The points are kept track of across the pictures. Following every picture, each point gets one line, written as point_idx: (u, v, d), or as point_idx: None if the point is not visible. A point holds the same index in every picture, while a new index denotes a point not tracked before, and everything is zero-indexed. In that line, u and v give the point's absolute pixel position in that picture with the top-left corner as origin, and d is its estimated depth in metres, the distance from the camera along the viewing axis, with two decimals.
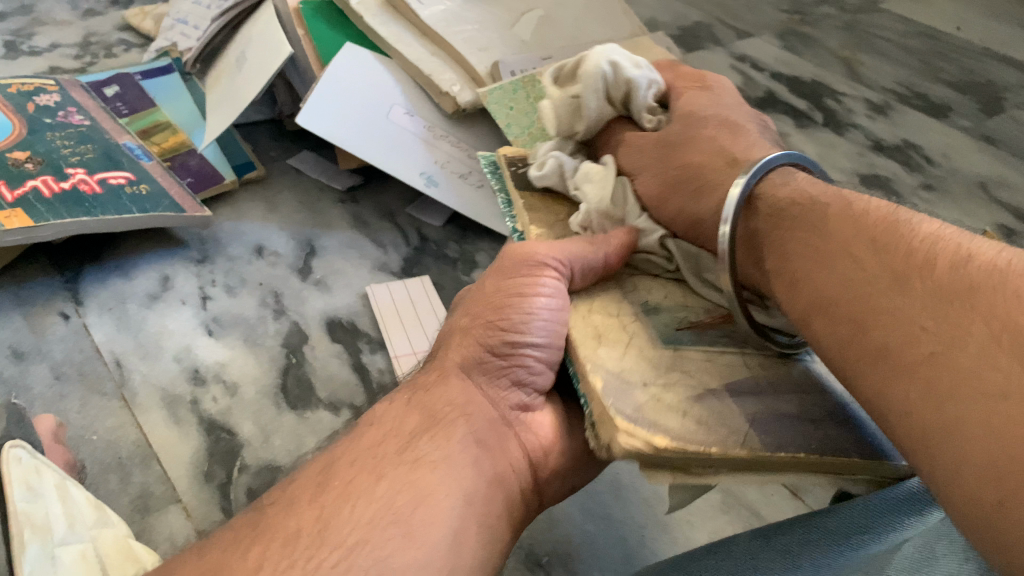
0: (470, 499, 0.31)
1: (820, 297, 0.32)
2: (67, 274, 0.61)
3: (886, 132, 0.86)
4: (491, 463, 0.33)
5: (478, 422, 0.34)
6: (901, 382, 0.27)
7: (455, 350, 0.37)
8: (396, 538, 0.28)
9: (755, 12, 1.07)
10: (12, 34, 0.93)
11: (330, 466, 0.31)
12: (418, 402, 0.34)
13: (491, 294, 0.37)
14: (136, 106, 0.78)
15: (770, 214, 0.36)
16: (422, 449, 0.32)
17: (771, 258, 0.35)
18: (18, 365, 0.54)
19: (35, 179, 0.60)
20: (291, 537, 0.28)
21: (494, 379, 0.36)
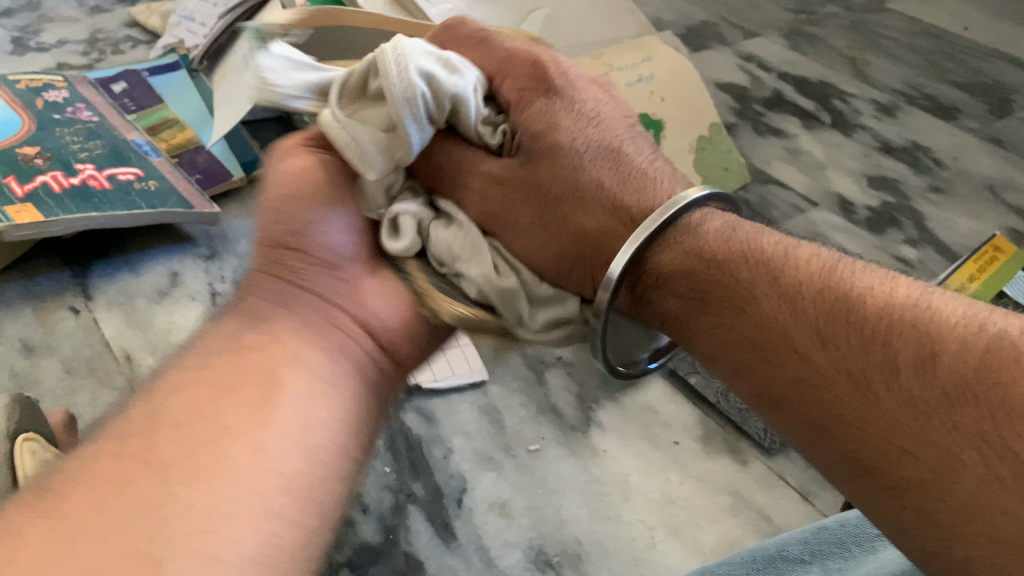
0: (309, 372, 0.33)
1: (765, 376, 0.30)
2: (77, 270, 0.61)
3: (893, 133, 0.85)
4: (334, 344, 0.35)
5: (303, 319, 0.35)
6: (888, 503, 0.26)
7: (255, 255, 0.36)
8: (213, 476, 0.28)
9: (761, 11, 1.07)
10: (19, 30, 0.93)
11: (172, 397, 0.31)
12: (241, 312, 0.35)
13: (272, 188, 0.35)
14: (143, 103, 0.78)
15: (687, 292, 0.32)
16: (266, 353, 0.33)
17: (699, 339, 0.32)
18: (28, 361, 0.54)
19: (45, 174, 0.60)
20: (154, 460, 0.28)
21: (304, 261, 0.35)
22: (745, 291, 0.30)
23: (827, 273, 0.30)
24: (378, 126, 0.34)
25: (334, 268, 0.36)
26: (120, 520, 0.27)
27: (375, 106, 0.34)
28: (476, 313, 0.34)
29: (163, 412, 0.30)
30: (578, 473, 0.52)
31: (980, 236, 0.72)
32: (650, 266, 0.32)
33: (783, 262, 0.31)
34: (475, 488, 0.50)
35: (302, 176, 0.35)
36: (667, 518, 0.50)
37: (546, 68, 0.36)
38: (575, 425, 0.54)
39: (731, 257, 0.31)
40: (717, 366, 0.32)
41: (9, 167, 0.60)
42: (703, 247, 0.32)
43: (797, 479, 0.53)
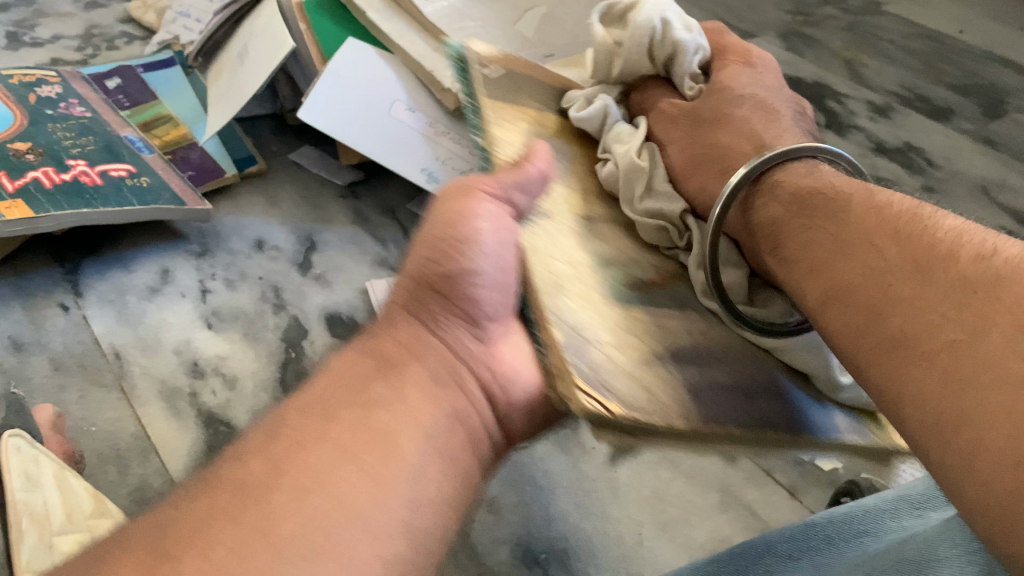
0: (433, 442, 0.28)
1: (826, 278, 0.32)
2: (67, 266, 0.61)
3: (888, 135, 0.86)
4: (450, 400, 0.30)
5: (429, 360, 0.30)
6: (911, 371, 0.27)
7: (396, 292, 0.32)
8: (343, 519, 0.24)
9: (758, 11, 1.07)
10: (14, 25, 0.93)
11: (276, 426, 0.27)
12: (367, 348, 0.30)
13: (436, 225, 0.31)
14: (137, 99, 0.78)
15: (789, 202, 0.36)
16: (377, 390, 0.28)
17: (787, 246, 0.35)
18: (18, 357, 0.54)
19: (36, 170, 0.60)
20: (242, 481, 0.25)
21: (450, 311, 0.31)
22: (839, 209, 0.34)
23: (914, 208, 0.33)
24: (604, 45, 0.44)
25: (465, 318, 0.32)
26: (230, 554, 0.22)
27: (613, 32, 0.44)
28: (614, 414, 0.28)
29: (295, 429, 0.26)
30: (568, 470, 0.52)
31: None
32: (769, 182, 0.37)
33: (878, 199, 0.34)
34: None
35: (469, 216, 0.31)
36: (656, 516, 0.50)
37: (751, 53, 0.45)
38: None
39: (835, 187, 0.35)
40: (787, 277, 0.34)
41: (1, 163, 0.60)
42: (811, 181, 0.36)
43: (786, 478, 0.53)
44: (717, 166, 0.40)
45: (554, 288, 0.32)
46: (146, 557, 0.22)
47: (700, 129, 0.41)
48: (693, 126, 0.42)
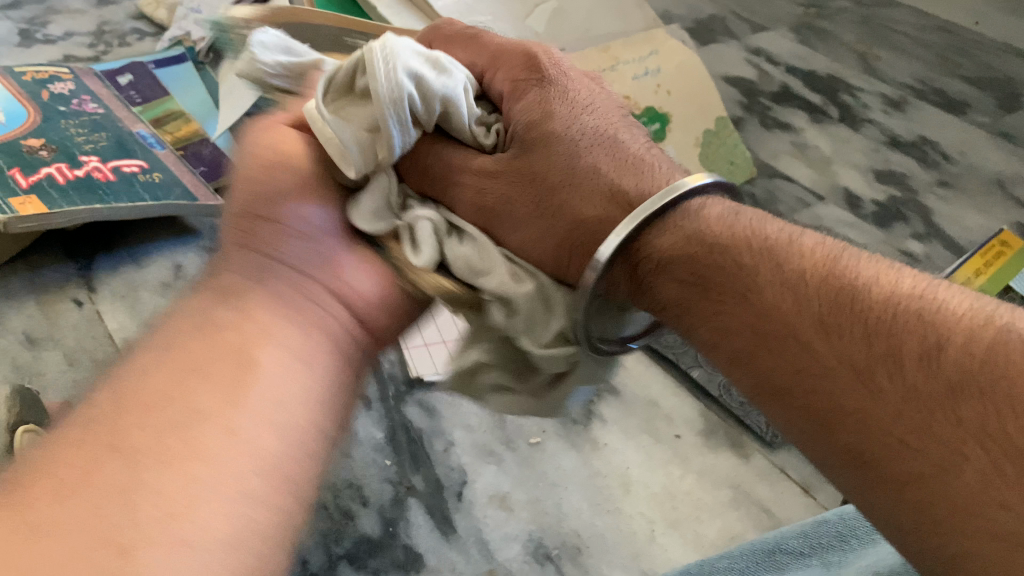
0: (292, 351, 0.31)
1: (763, 366, 0.29)
2: (81, 262, 0.61)
3: (902, 128, 0.85)
4: (303, 312, 0.32)
5: (271, 283, 0.32)
6: (882, 494, 0.25)
7: (229, 226, 0.34)
8: (199, 455, 0.26)
9: (770, 5, 1.06)
10: (27, 22, 0.94)
11: (120, 391, 0.28)
12: (213, 286, 0.32)
13: (245, 170, 0.35)
14: (148, 95, 0.78)
15: (688, 274, 0.31)
16: (221, 315, 0.31)
17: (696, 328, 0.31)
18: (31, 352, 0.55)
19: (49, 166, 0.61)
20: (105, 433, 0.26)
21: (280, 234, 0.34)
22: (745, 270, 0.30)
23: (827, 261, 0.29)
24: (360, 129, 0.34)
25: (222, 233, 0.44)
26: (92, 500, 0.24)
27: (361, 109, 0.34)
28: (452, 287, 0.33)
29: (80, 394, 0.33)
30: (578, 467, 0.52)
31: (988, 231, 0.71)
32: (646, 246, 0.32)
33: (788, 251, 0.30)
34: (475, 481, 0.50)
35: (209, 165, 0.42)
36: (667, 512, 0.50)
37: (535, 58, 0.37)
38: (577, 419, 0.54)
39: (737, 244, 0.31)
40: (717, 359, 0.31)
41: (14, 159, 0.60)
42: (704, 233, 0.31)
43: (799, 474, 0.53)
44: (597, 249, 0.33)
45: (375, 205, 0.36)
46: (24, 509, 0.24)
47: (559, 195, 0.34)
48: (542, 196, 0.34)
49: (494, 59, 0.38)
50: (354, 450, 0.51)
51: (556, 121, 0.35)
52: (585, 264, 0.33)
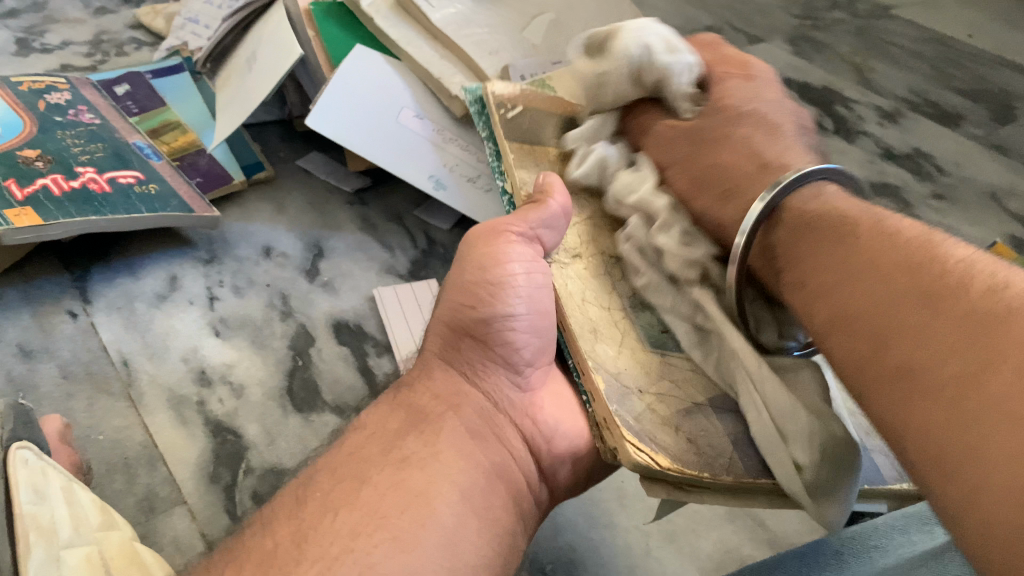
0: (467, 500, 0.35)
1: (837, 297, 0.32)
2: (76, 273, 0.61)
3: (896, 140, 0.85)
4: (483, 453, 0.38)
5: (464, 414, 0.39)
6: (920, 405, 0.27)
7: (433, 337, 0.42)
8: (398, 545, 0.32)
9: (766, 16, 1.07)
10: (24, 31, 0.94)
11: (310, 481, 0.35)
12: (399, 401, 0.39)
13: (470, 273, 0.40)
14: (146, 105, 0.78)
15: (800, 228, 0.36)
16: (408, 447, 0.36)
17: (798, 275, 0.35)
18: (26, 364, 0.54)
19: (45, 178, 0.61)
20: (320, 501, 0.33)
21: (485, 357, 0.40)
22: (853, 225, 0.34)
23: (926, 230, 0.32)
24: (592, 78, 0.46)
25: (437, 381, 0.40)
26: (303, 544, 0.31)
27: (596, 62, 0.45)
28: (654, 466, 0.33)
29: (324, 515, 0.33)
30: None
31: (981, 243, 0.72)
32: (780, 210, 0.37)
33: (887, 220, 0.33)
34: None
35: (503, 255, 0.39)
36: (662, 525, 0.50)
37: (752, 63, 0.46)
38: None
39: (846, 211, 0.35)
40: (800, 298, 0.34)
41: (10, 170, 0.60)
42: (817, 205, 0.36)
43: None
44: (720, 188, 0.41)
45: (583, 333, 0.38)
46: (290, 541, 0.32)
47: (702, 148, 0.43)
48: (693, 144, 0.43)
49: (711, 58, 0.47)
50: None
51: (740, 99, 0.43)
52: (713, 198, 0.41)
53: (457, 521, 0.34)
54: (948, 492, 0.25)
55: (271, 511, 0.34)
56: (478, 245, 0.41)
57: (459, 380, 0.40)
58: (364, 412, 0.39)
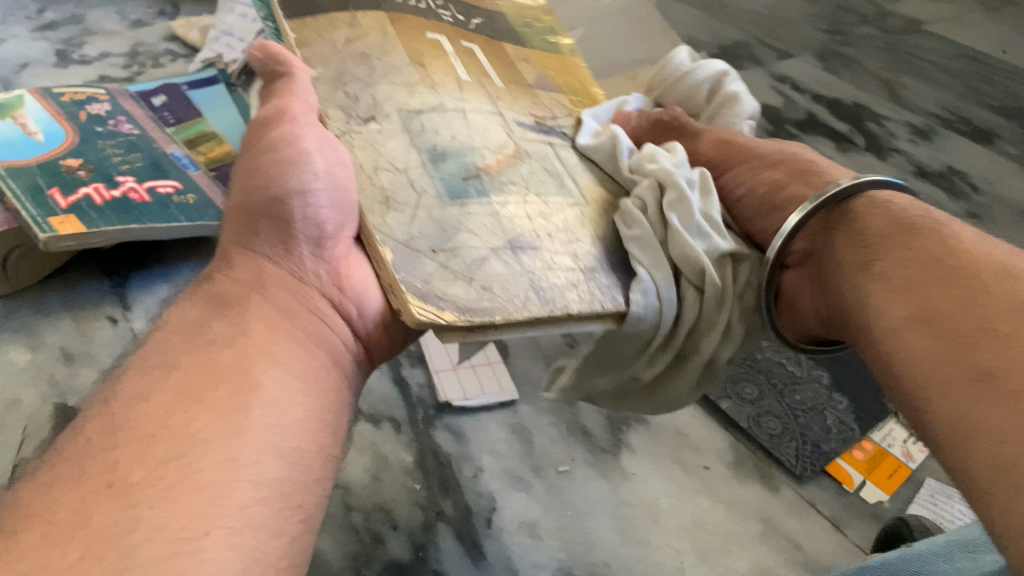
0: (292, 370, 0.33)
1: (918, 289, 0.36)
2: (115, 281, 0.62)
3: (928, 158, 0.85)
4: (312, 325, 0.36)
5: (277, 295, 0.36)
6: (982, 385, 0.31)
7: (231, 217, 0.38)
8: (215, 416, 0.29)
9: (794, 30, 1.06)
10: (63, 43, 0.96)
11: (106, 405, 0.29)
12: (207, 293, 0.35)
13: (255, 171, 0.38)
14: (182, 116, 0.79)
15: (891, 224, 0.40)
16: (218, 329, 0.33)
17: (878, 262, 0.39)
18: (67, 369, 0.55)
19: (87, 187, 0.62)
20: (102, 434, 0.27)
21: (285, 232, 0.37)
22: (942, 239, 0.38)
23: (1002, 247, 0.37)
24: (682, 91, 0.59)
25: (225, 281, 0.36)
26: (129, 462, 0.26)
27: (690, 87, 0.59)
28: (452, 321, 0.34)
29: (125, 419, 0.28)
30: (608, 495, 0.51)
31: None
32: (863, 210, 0.42)
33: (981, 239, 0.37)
34: (504, 509, 0.50)
35: (295, 136, 0.38)
36: (697, 543, 0.49)
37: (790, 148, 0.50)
38: (605, 448, 0.54)
39: (944, 223, 0.39)
40: (876, 285, 0.38)
41: (53, 179, 0.61)
42: (901, 211, 0.41)
43: (829, 507, 0.52)
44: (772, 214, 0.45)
45: (403, 206, 0.39)
46: (103, 485, 0.25)
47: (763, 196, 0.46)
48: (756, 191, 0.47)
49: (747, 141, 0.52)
50: (384, 473, 0.51)
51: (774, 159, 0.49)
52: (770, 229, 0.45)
53: (282, 397, 0.32)
54: (977, 454, 0.29)
55: (78, 432, 0.28)
56: (264, 146, 0.39)
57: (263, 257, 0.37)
58: (174, 304, 0.35)
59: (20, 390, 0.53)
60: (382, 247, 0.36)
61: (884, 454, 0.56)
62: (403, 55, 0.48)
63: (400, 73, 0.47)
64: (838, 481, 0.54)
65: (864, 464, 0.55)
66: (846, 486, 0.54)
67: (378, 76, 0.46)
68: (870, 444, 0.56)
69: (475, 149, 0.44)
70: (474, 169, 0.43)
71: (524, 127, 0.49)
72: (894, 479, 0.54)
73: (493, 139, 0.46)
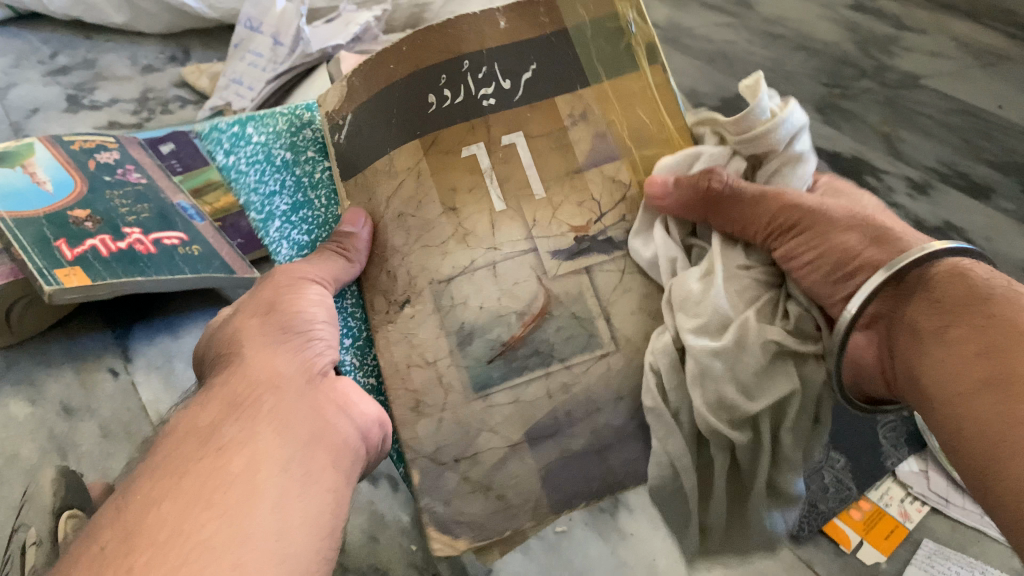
0: (291, 470, 0.32)
1: (987, 370, 0.34)
2: (118, 330, 0.63)
3: (926, 212, 0.91)
4: (319, 423, 0.36)
5: (290, 389, 0.37)
6: None
7: (250, 321, 0.41)
8: (219, 517, 0.29)
9: (794, 83, 1.04)
10: (75, 88, 0.98)
11: (123, 505, 0.30)
12: (218, 397, 0.35)
13: (281, 294, 0.43)
14: (190, 164, 0.80)
15: (960, 295, 0.37)
16: (227, 433, 0.33)
17: (949, 334, 0.37)
18: (68, 422, 0.56)
19: (94, 238, 0.62)
20: (113, 541, 0.28)
21: (304, 338, 0.41)
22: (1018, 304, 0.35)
23: None
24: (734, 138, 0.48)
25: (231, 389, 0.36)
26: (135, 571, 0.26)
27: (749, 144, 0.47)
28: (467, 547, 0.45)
29: (137, 529, 0.28)
30: (604, 556, 0.51)
31: None
32: (929, 272, 0.39)
33: None
34: (506, 567, 0.51)
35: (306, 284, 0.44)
36: None
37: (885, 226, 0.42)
38: (603, 506, 0.54)
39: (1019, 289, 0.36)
40: (943, 363, 0.37)
41: (61, 229, 0.62)
42: (972, 277, 0.38)
43: (824, 568, 0.53)
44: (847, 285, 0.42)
45: (429, 407, 0.46)
46: None
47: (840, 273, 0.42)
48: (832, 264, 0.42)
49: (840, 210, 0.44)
50: (381, 532, 0.51)
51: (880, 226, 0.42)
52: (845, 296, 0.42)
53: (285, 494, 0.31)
54: None
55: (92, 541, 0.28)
56: (280, 285, 0.44)
57: (272, 364, 0.38)
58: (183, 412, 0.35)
59: (20, 444, 0.54)
60: (413, 469, 0.45)
61: (881, 513, 0.56)
62: (431, 200, 0.49)
63: (431, 232, 0.48)
64: (835, 542, 0.54)
65: (861, 524, 0.55)
66: (843, 546, 0.54)
67: (411, 241, 0.49)
68: (869, 504, 0.56)
69: (499, 320, 0.47)
70: (499, 346, 0.46)
71: (559, 257, 0.48)
72: (891, 540, 0.54)
73: (521, 296, 0.47)
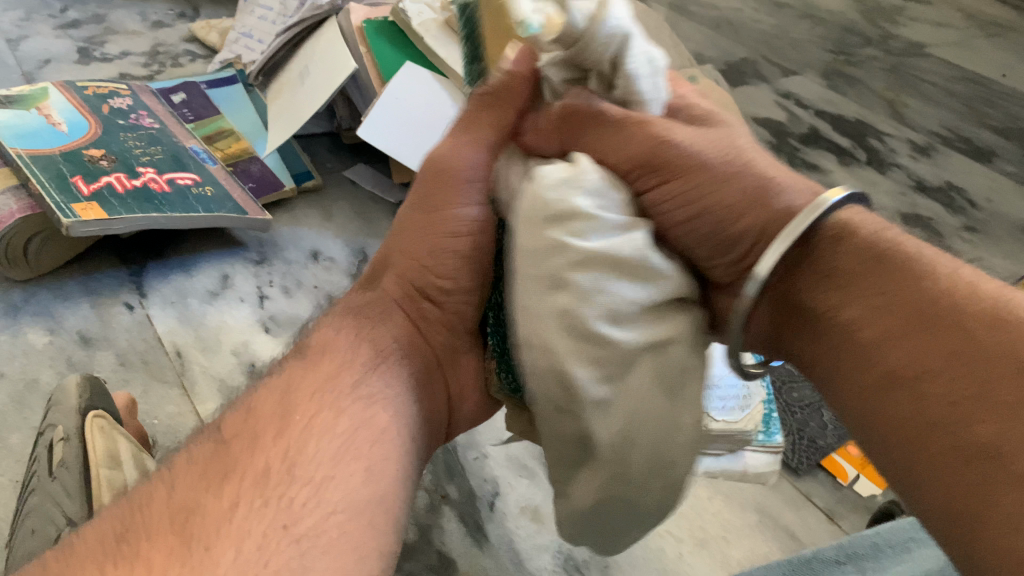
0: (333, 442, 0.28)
1: (887, 368, 0.26)
2: (133, 268, 0.64)
3: (929, 174, 0.86)
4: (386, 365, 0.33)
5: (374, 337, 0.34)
6: (932, 416, 0.24)
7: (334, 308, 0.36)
8: (334, 475, 0.27)
9: (800, 51, 1.07)
10: (85, 41, 0.97)
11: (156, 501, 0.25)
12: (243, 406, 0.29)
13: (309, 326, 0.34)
14: (201, 113, 0.81)
15: (860, 259, 0.27)
16: (292, 420, 0.28)
17: (849, 311, 0.27)
18: (86, 351, 0.57)
19: (109, 175, 0.63)
20: (203, 521, 0.24)
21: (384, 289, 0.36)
22: (920, 267, 0.27)
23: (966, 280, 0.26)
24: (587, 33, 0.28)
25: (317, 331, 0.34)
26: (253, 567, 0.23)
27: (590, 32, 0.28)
28: None
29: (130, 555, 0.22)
30: None
31: (1014, 275, 0.71)
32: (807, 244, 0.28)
33: (906, 254, 0.27)
34: (508, 494, 0.51)
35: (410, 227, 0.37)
36: (695, 533, 0.50)
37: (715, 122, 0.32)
38: None
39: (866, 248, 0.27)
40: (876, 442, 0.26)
41: (77, 167, 0.62)
42: (847, 236, 0.28)
43: (824, 501, 0.53)
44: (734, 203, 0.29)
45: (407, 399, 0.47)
46: (177, 545, 0.23)
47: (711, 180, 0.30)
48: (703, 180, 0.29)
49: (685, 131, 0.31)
50: None
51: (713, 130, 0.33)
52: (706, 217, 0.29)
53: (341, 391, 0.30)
54: None
55: (77, 548, 0.23)
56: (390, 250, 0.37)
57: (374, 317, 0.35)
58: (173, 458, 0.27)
59: (39, 370, 0.55)
60: None
61: None
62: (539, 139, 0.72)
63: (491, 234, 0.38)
64: (833, 476, 0.55)
65: (859, 459, 0.56)
66: (840, 480, 0.55)
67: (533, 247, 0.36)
68: None
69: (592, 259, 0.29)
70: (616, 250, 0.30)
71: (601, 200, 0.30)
72: None
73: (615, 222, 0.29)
